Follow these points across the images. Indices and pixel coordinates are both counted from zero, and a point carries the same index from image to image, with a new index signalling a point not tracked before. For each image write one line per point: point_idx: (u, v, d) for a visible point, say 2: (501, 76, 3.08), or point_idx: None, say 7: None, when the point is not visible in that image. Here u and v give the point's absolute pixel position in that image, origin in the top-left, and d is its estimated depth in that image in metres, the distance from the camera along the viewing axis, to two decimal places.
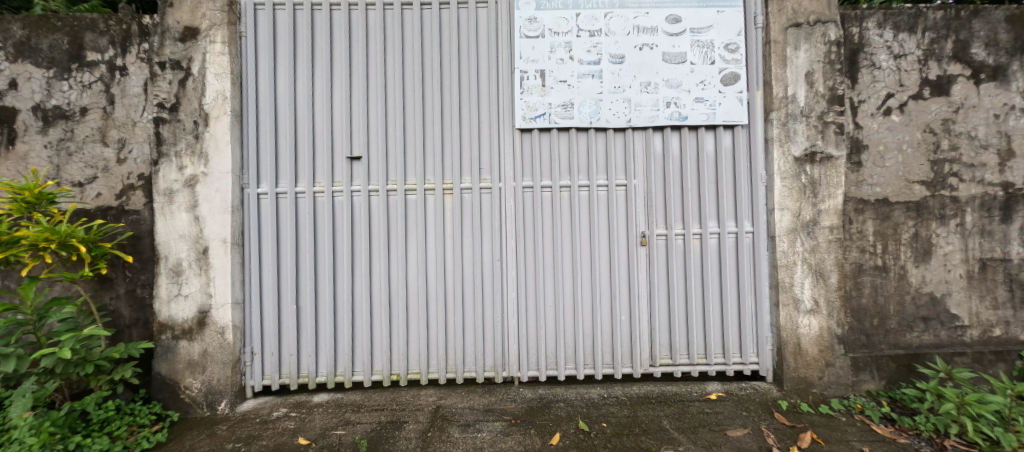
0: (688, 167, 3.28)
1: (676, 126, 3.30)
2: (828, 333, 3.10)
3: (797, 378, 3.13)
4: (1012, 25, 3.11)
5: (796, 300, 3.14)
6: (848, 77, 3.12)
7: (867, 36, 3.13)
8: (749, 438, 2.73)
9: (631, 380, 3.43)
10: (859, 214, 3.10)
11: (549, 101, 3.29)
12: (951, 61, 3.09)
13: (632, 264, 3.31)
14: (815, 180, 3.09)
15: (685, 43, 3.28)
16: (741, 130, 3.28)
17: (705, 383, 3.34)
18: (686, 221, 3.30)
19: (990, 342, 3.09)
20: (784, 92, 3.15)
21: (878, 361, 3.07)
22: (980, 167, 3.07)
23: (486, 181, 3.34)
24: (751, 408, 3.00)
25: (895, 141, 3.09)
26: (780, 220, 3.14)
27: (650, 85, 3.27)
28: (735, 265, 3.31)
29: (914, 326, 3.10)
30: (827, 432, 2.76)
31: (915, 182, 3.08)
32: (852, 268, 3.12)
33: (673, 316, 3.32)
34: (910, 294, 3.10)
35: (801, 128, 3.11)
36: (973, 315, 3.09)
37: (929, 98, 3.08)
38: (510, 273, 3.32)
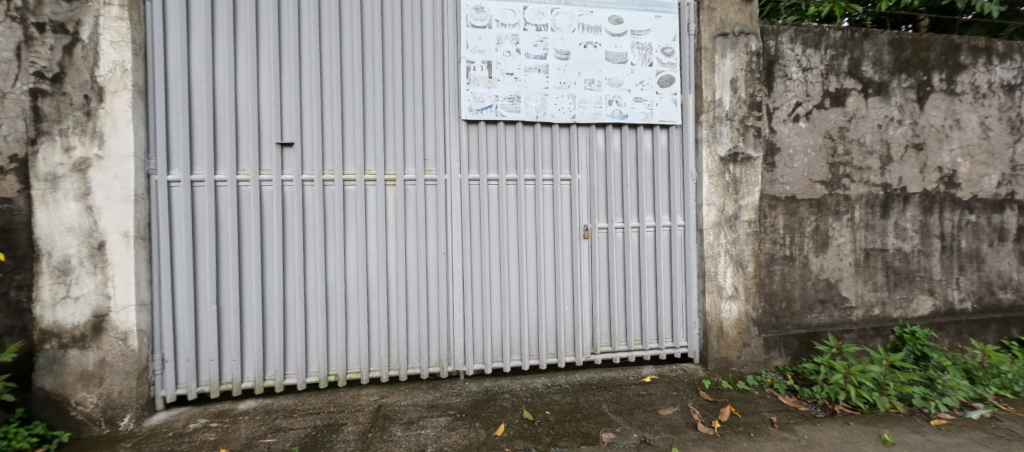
0: (627, 164, 3.46)
1: (618, 124, 3.45)
2: (745, 317, 3.45)
3: (719, 359, 3.45)
4: (894, 48, 3.60)
5: (719, 287, 3.43)
6: (766, 86, 3.45)
7: (781, 49, 3.47)
8: (679, 416, 2.95)
9: (573, 369, 3.57)
10: (772, 210, 3.46)
11: (495, 93, 3.27)
12: (847, 77, 3.53)
13: (576, 256, 3.42)
14: (737, 179, 3.40)
15: (626, 44, 3.43)
16: (675, 130, 3.50)
17: (640, 367, 3.57)
18: (625, 215, 3.47)
19: (870, 319, 3.62)
20: (712, 97, 3.41)
21: (785, 340, 3.47)
22: (866, 170, 3.56)
23: (431, 173, 3.26)
24: (680, 388, 3.25)
25: (801, 145, 3.48)
26: (707, 214, 3.42)
27: (594, 82, 3.38)
28: (669, 256, 3.55)
29: (814, 308, 3.55)
30: (743, 406, 3.07)
31: (817, 181, 3.49)
32: (766, 258, 3.48)
33: (612, 306, 3.49)
34: (811, 280, 3.53)
35: (725, 131, 3.40)
36: (859, 298, 3.60)
37: (828, 108, 3.51)
38: (456, 268, 3.27)
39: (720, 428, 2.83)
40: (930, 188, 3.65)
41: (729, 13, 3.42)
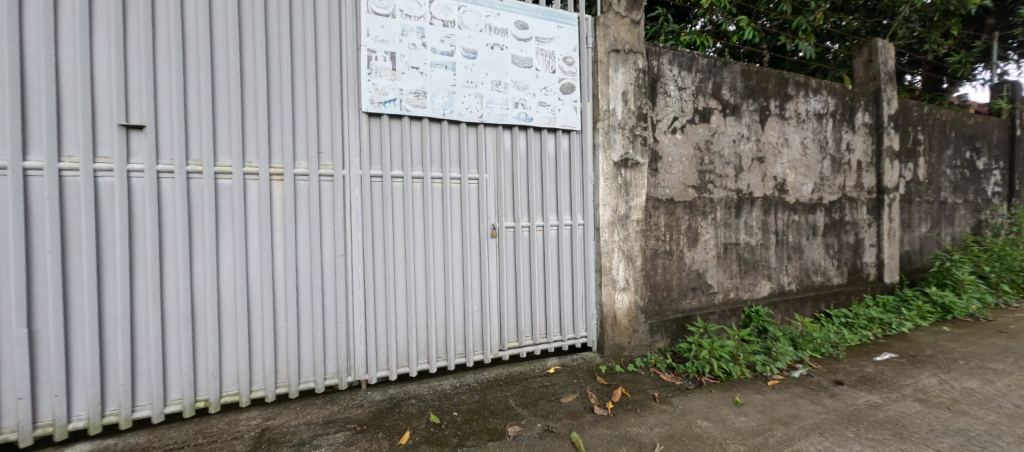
0: (532, 166, 3.59)
1: (523, 126, 3.57)
2: (634, 306, 3.84)
3: (614, 345, 3.79)
4: (744, 77, 4.35)
5: (613, 280, 3.78)
6: (650, 100, 3.90)
7: (662, 69, 3.95)
8: (578, 401, 3.14)
9: (481, 367, 3.59)
10: (655, 210, 3.92)
11: (400, 87, 3.12)
12: (711, 98, 4.17)
13: (484, 255, 3.44)
14: (628, 182, 3.78)
15: (531, 50, 3.57)
16: (575, 135, 3.74)
17: (545, 360, 3.75)
18: (531, 214, 3.61)
19: (728, 302, 4.34)
20: (607, 106, 3.74)
21: (666, 324, 3.97)
22: (724, 178, 4.25)
23: (327, 167, 2.98)
24: (580, 376, 3.50)
25: (677, 154, 4.01)
26: (603, 214, 3.74)
27: (500, 84, 3.44)
28: (570, 254, 3.78)
29: (688, 294, 4.12)
30: (632, 386, 3.41)
31: (689, 186, 4.06)
32: (651, 252, 3.93)
33: (519, 302, 3.60)
34: (686, 270, 4.09)
35: (617, 138, 3.75)
36: (720, 285, 4.27)
37: (698, 123, 4.11)
38: (356, 270, 3.04)
39: (612, 408, 3.07)
40: (768, 194, 4.51)
41: (620, 32, 3.79)
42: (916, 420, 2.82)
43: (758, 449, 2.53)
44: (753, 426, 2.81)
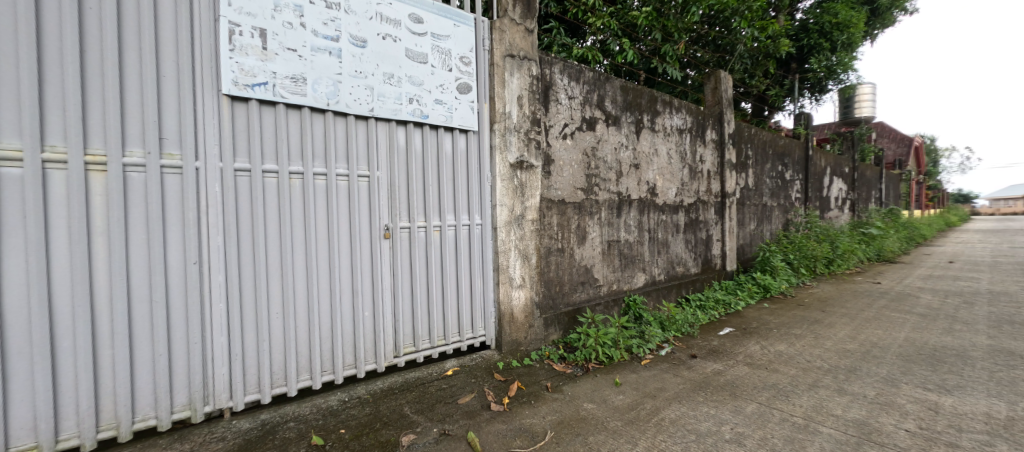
0: (428, 163, 3.47)
1: (419, 123, 3.43)
2: (530, 302, 3.99)
3: (511, 341, 3.89)
4: (622, 92, 4.88)
5: (510, 278, 3.87)
6: (543, 107, 4.11)
7: (553, 78, 4.20)
8: (475, 400, 3.12)
9: (373, 377, 3.33)
10: (548, 210, 4.15)
11: (272, 69, 2.69)
12: (596, 108, 4.58)
13: (376, 258, 3.19)
14: (523, 184, 3.92)
15: (426, 45, 3.46)
16: (473, 135, 3.74)
17: (443, 362, 3.65)
18: (427, 214, 3.48)
19: (611, 293, 4.80)
20: (503, 109, 3.82)
21: (558, 317, 4.22)
22: (607, 181, 4.70)
23: (173, 158, 2.42)
24: (478, 375, 3.50)
25: (567, 158, 4.30)
26: (500, 214, 3.81)
27: (393, 77, 3.25)
28: (468, 254, 3.76)
29: (578, 288, 4.44)
30: (527, 379, 3.52)
31: (578, 188, 4.39)
32: (545, 250, 4.14)
33: (415, 306, 3.44)
34: (576, 266, 4.41)
35: (513, 140, 3.86)
36: (605, 278, 4.71)
37: (584, 131, 4.47)
38: (215, 280, 2.54)
39: (508, 403, 3.12)
40: (641, 196, 5.12)
41: (515, 39, 3.92)
42: (746, 381, 3.47)
43: (633, 423, 2.83)
44: (629, 402, 3.12)
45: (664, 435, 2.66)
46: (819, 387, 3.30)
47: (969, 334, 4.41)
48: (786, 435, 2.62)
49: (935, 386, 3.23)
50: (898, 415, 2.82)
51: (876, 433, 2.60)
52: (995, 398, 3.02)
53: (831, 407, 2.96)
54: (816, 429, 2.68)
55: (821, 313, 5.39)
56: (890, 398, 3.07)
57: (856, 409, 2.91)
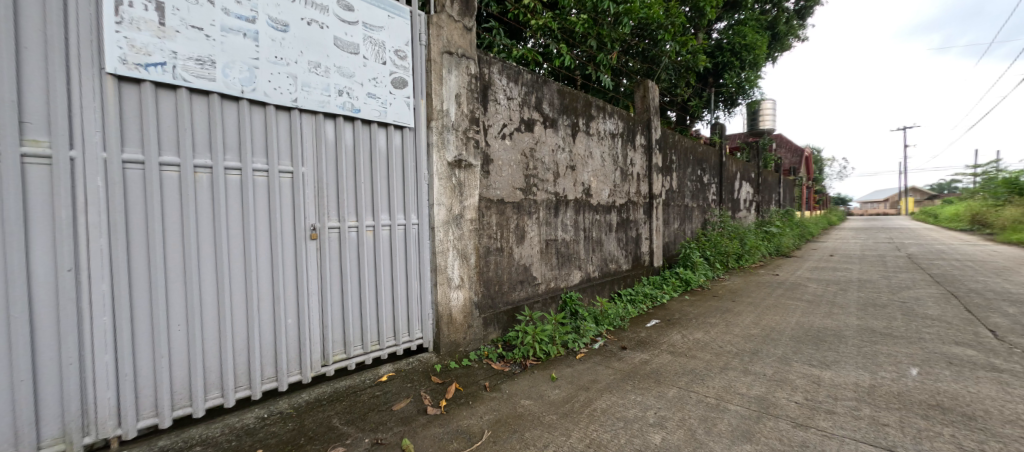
0: (360, 159, 3.27)
1: (349, 117, 3.21)
2: (469, 302, 3.93)
3: (450, 343, 3.79)
4: (559, 96, 4.99)
5: (448, 279, 3.77)
6: (482, 106, 4.07)
7: (492, 77, 4.18)
8: (411, 406, 2.99)
9: (297, 389, 3.05)
10: (487, 210, 4.11)
11: (171, 48, 2.34)
12: (534, 110, 4.63)
13: (301, 260, 2.93)
14: (461, 183, 3.84)
15: (357, 35, 3.25)
16: (409, 132, 3.59)
17: (378, 367, 3.46)
18: (359, 213, 3.28)
19: (549, 291, 4.89)
20: (440, 106, 3.71)
21: (498, 316, 4.20)
22: (545, 182, 4.78)
23: (39, 145, 2.02)
24: (415, 379, 3.36)
25: (506, 158, 4.30)
26: (437, 213, 3.69)
27: (319, 66, 3.01)
28: (404, 255, 3.60)
29: (517, 286, 4.46)
30: (466, 380, 3.44)
31: (516, 188, 4.41)
32: (484, 250, 4.10)
33: (346, 312, 3.21)
34: (515, 265, 4.42)
35: (451, 139, 3.77)
36: (543, 276, 4.78)
37: (523, 132, 4.50)
38: (98, 289, 2.16)
39: (446, 406, 3.03)
40: (577, 197, 5.29)
41: (453, 35, 3.83)
42: (670, 367, 3.71)
43: (568, 416, 2.89)
44: (565, 396, 3.18)
45: (596, 424, 2.75)
46: (729, 368, 3.62)
47: (844, 316, 5.13)
48: (701, 415, 2.84)
49: (818, 362, 3.70)
50: (791, 389, 3.19)
51: (772, 407, 2.92)
52: (863, 369, 3.53)
53: (738, 386, 3.26)
54: (726, 407, 2.93)
55: (732, 303, 5.95)
56: (784, 375, 3.45)
57: (757, 387, 3.24)
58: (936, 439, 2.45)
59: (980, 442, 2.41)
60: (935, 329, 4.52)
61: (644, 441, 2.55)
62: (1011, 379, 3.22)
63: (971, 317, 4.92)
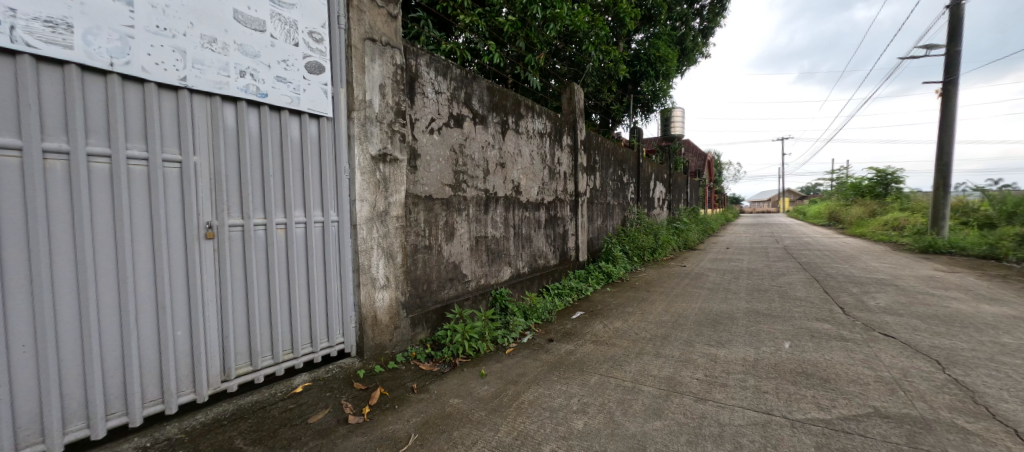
0: (268, 150, 2.96)
1: (254, 102, 2.89)
2: (395, 302, 3.75)
3: (375, 346, 3.60)
4: (489, 93, 4.97)
5: (373, 279, 3.56)
6: (408, 98, 3.90)
7: (419, 70, 4.03)
8: (329, 417, 2.78)
9: (190, 410, 2.70)
10: (415, 206, 3.97)
11: (7, 4, 1.92)
12: (463, 106, 4.56)
13: (193, 263, 2.58)
14: (386, 178, 3.65)
15: (263, 11, 2.91)
16: (326, 122, 3.33)
17: (291, 378, 3.19)
18: (267, 209, 2.98)
19: (479, 288, 4.85)
20: (363, 97, 3.46)
21: (426, 316, 4.08)
22: (475, 178, 4.74)
23: None
24: (335, 387, 3.14)
25: (435, 153, 4.18)
26: (360, 210, 3.47)
27: (215, 42, 2.65)
28: (321, 255, 3.34)
29: (446, 284, 4.36)
30: (392, 383, 3.29)
31: (445, 185, 4.31)
32: (411, 248, 3.95)
33: (251, 319, 2.90)
34: (444, 263, 4.33)
35: (375, 132, 3.55)
36: (473, 273, 4.73)
37: (452, 127, 4.40)
38: None
39: (369, 413, 2.86)
40: (507, 194, 5.32)
41: (377, 22, 3.59)
42: (592, 356, 3.88)
43: (497, 410, 2.89)
44: (493, 391, 3.18)
45: (523, 417, 2.79)
46: (643, 353, 3.89)
47: (736, 300, 5.80)
48: (619, 398, 3.01)
49: (715, 342, 4.13)
50: (693, 367, 3.51)
51: (677, 385, 3.19)
52: (750, 345, 4.00)
53: (650, 369, 3.51)
54: (640, 388, 3.14)
55: (647, 293, 6.41)
56: (688, 355, 3.79)
57: (665, 367, 3.53)
58: (804, 401, 2.86)
59: (834, 399, 2.86)
60: (803, 308, 5.29)
61: (568, 428, 2.64)
62: (856, 346, 3.87)
63: (827, 296, 5.86)
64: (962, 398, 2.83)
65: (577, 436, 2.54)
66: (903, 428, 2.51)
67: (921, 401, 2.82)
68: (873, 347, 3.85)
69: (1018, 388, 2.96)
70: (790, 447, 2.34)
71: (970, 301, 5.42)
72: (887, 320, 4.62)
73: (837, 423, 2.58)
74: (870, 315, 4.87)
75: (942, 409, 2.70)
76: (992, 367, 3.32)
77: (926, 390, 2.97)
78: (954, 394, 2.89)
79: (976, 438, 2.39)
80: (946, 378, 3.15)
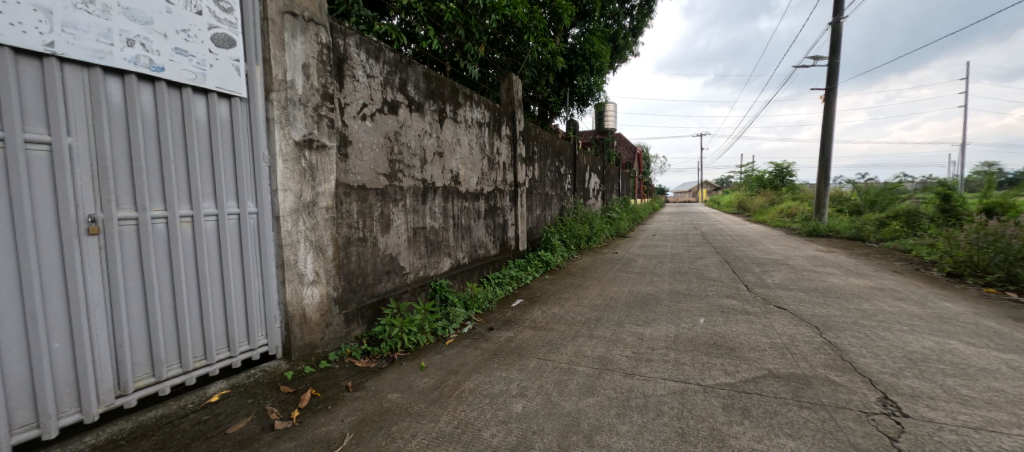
0: (167, 133, 2.62)
1: (147, 77, 2.52)
2: (326, 299, 3.53)
3: (303, 346, 3.37)
4: (425, 79, 4.80)
5: (300, 275, 3.31)
6: (337, 80, 3.64)
7: (348, 51, 3.77)
8: (251, 424, 2.56)
9: (76, 433, 2.36)
10: (346, 197, 3.74)
11: None
12: (397, 91, 4.35)
13: (71, 262, 2.24)
14: (313, 166, 3.39)
15: None
16: (239, 102, 3.00)
17: (205, 387, 2.89)
18: (168, 200, 2.64)
19: (418, 280, 4.73)
20: (283, 76, 3.17)
21: (361, 311, 3.90)
22: (411, 168, 4.57)
23: None
24: (258, 392, 2.89)
25: (368, 141, 3.97)
26: (283, 200, 3.20)
27: (92, 2, 2.25)
28: (237, 250, 3.04)
29: (382, 278, 4.19)
30: (324, 383, 3.10)
31: (380, 174, 4.12)
32: (344, 240, 3.72)
33: (151, 324, 2.57)
34: (380, 255, 4.14)
35: (298, 115, 3.28)
36: (411, 265, 4.59)
37: (386, 114, 4.19)
38: None
39: (299, 416, 2.68)
40: (446, 184, 5.21)
41: None
42: (531, 341, 3.96)
43: (437, 401, 2.85)
44: (433, 383, 3.13)
45: (464, 405, 2.78)
46: (579, 336, 4.06)
47: (659, 282, 6.24)
48: (555, 379, 3.11)
49: (641, 321, 4.41)
50: (622, 345, 3.73)
51: (608, 363, 3.37)
52: (671, 322, 4.33)
53: (584, 350, 3.67)
54: (575, 369, 3.27)
55: (582, 279, 6.68)
56: (618, 335, 4.01)
57: (596, 347, 3.71)
58: (714, 369, 3.16)
59: (737, 365, 3.20)
60: (716, 287, 5.82)
61: (508, 412, 2.68)
62: (756, 318, 4.34)
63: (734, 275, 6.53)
64: (833, 356, 3.30)
65: (516, 419, 2.58)
66: (790, 385, 2.86)
67: (803, 361, 3.24)
68: (770, 318, 4.35)
69: (874, 345, 3.52)
70: (702, 410, 2.58)
71: (843, 275, 6.33)
72: (779, 294, 5.25)
73: (739, 385, 2.89)
74: (767, 290, 5.50)
75: (819, 367, 3.13)
76: (857, 329, 3.91)
77: (807, 351, 3.42)
78: (828, 353, 3.36)
79: (843, 388, 2.80)
80: (822, 340, 3.64)
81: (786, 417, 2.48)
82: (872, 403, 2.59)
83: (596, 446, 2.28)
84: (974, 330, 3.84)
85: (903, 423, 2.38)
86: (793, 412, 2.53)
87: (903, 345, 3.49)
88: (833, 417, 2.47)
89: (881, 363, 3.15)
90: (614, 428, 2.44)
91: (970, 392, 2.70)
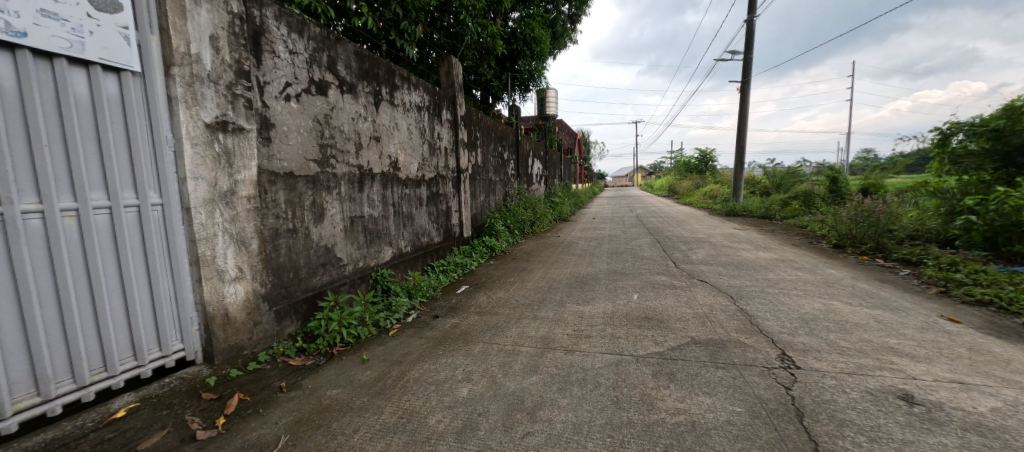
0: (36, 115, 2.25)
1: (5, 45, 2.13)
2: (252, 296, 3.27)
3: (228, 348, 3.12)
4: (356, 59, 4.53)
5: (219, 271, 3.03)
6: (253, 56, 3.32)
7: (266, 23, 3.44)
8: (168, 438, 2.34)
9: None
10: (271, 185, 3.46)
11: None
12: (326, 70, 4.07)
13: None
14: (228, 151, 3.08)
15: None
16: (131, 78, 2.63)
17: (107, 402, 2.59)
18: (43, 192, 2.28)
19: (357, 271, 4.53)
20: (186, 49, 2.82)
21: (294, 307, 3.67)
22: (345, 153, 4.33)
23: None
24: (174, 402, 2.64)
25: (293, 124, 3.69)
26: (193, 190, 2.88)
27: None
28: (139, 246, 2.70)
29: (317, 271, 3.95)
30: (254, 385, 2.90)
31: (310, 160, 3.85)
32: (271, 232, 3.46)
33: (30, 334, 2.24)
34: (313, 247, 3.90)
35: (208, 94, 2.95)
36: (349, 256, 4.38)
37: (314, 95, 3.91)
38: None
39: (225, 423, 2.49)
40: (383, 170, 5.00)
41: None
42: (476, 326, 3.99)
43: (380, 394, 2.78)
44: (376, 375, 3.05)
45: (408, 394, 2.74)
46: (523, 318, 4.15)
47: (598, 263, 6.55)
48: (500, 361, 3.17)
49: (581, 300, 4.62)
50: (563, 324, 3.88)
51: (551, 341, 3.50)
52: (608, 300, 4.58)
53: (528, 331, 3.77)
54: (519, 350, 3.36)
55: (526, 263, 6.81)
56: (560, 315, 4.17)
57: (541, 328, 3.83)
58: (645, 340, 3.41)
59: (665, 335, 3.47)
60: (649, 265, 6.25)
61: (453, 397, 2.69)
62: (682, 291, 4.73)
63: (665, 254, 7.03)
64: (744, 321, 3.70)
65: (461, 404, 2.60)
66: (709, 350, 3.17)
67: (720, 327, 3.60)
68: (693, 290, 4.77)
69: (777, 309, 4.00)
70: (635, 378, 2.79)
71: (754, 250, 7.06)
72: (702, 269, 5.75)
73: (666, 353, 3.14)
74: (692, 266, 6.00)
75: (732, 331, 3.49)
76: (764, 296, 4.42)
77: (724, 318, 3.81)
78: (740, 319, 3.76)
79: (751, 348, 3.16)
80: (736, 308, 4.07)
81: (705, 378, 2.76)
82: (773, 359, 2.96)
83: (538, 422, 2.37)
84: (853, 292, 4.49)
85: (796, 374, 2.74)
86: (712, 372, 2.81)
87: (798, 308, 4.00)
88: (743, 373, 2.79)
89: (781, 325, 3.60)
90: (555, 403, 2.55)
91: (847, 344, 3.17)
